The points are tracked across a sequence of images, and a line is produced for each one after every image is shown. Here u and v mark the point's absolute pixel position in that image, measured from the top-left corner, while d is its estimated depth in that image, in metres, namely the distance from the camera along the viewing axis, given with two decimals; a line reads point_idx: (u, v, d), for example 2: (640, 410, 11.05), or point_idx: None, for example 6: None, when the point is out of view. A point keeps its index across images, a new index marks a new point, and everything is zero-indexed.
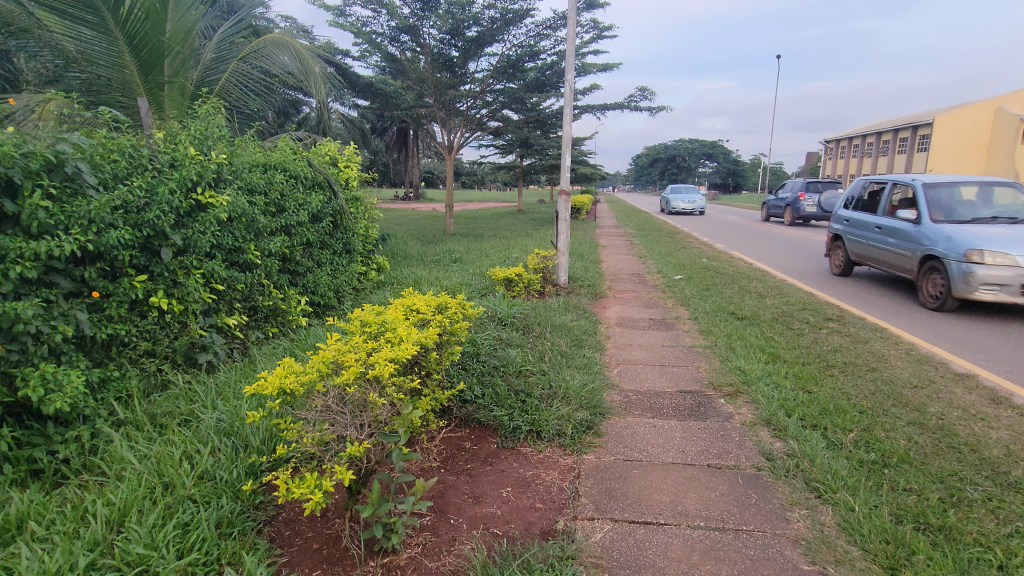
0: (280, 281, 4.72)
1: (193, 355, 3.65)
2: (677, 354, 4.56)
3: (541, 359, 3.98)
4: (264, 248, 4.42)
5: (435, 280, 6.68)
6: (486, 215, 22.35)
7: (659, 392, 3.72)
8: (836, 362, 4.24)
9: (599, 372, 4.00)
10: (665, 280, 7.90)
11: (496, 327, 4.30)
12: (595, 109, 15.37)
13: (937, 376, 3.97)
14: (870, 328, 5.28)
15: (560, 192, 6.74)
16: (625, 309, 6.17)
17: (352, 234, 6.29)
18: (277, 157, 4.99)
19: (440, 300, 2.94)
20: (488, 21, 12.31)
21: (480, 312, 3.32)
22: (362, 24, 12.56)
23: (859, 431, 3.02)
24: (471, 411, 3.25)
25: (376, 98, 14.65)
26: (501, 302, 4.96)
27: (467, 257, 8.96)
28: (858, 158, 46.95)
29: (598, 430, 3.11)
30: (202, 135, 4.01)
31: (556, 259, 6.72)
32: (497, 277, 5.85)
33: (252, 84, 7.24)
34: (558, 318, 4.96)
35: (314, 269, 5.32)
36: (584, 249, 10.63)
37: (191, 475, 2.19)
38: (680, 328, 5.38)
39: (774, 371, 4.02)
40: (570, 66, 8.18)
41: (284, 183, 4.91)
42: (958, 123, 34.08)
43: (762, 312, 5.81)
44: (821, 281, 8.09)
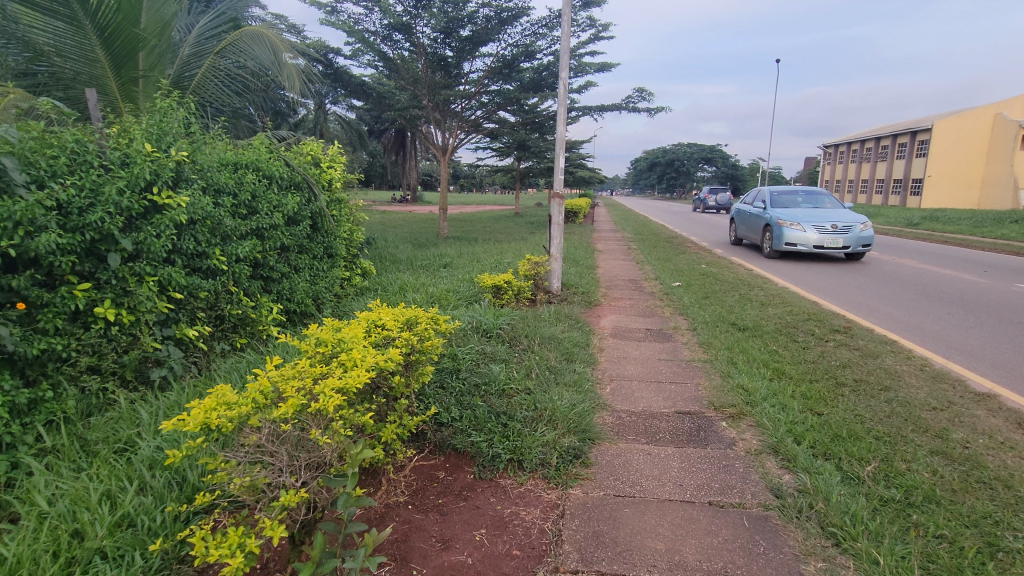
0: (251, 288, 4.40)
1: (145, 371, 3.34)
2: (675, 368, 4.26)
3: (527, 376, 3.67)
4: (230, 253, 4.09)
5: (420, 287, 6.35)
6: (483, 218, 22.11)
7: (655, 413, 3.41)
8: (845, 381, 3.93)
9: (590, 390, 3.69)
10: (663, 287, 7.60)
11: (479, 340, 4.00)
12: (592, 111, 15.09)
13: (956, 397, 3.68)
14: (879, 341, 4.98)
15: (554, 195, 6.43)
16: (621, 318, 5.88)
17: (335, 238, 6.00)
18: (249, 156, 4.65)
19: (411, 313, 2.64)
20: (483, 20, 12.02)
21: (457, 327, 3.00)
22: (355, 22, 12.22)
23: (877, 463, 2.71)
24: (447, 436, 2.92)
25: (369, 98, 14.35)
26: (487, 312, 4.66)
27: (459, 261, 8.69)
28: (856, 164, 46.94)
29: (587, 460, 2.80)
30: (160, 131, 3.69)
31: (548, 265, 6.41)
32: (485, 285, 5.52)
33: (229, 80, 6.83)
34: (548, 328, 4.65)
35: (290, 275, 5.01)
36: (580, 254, 10.30)
37: (106, 521, 1.89)
38: (678, 339, 5.07)
39: (780, 389, 3.72)
40: (566, 63, 7.84)
41: (255, 182, 4.56)
42: (957, 129, 33.96)
43: (764, 322, 5.52)
44: (825, 289, 7.80)
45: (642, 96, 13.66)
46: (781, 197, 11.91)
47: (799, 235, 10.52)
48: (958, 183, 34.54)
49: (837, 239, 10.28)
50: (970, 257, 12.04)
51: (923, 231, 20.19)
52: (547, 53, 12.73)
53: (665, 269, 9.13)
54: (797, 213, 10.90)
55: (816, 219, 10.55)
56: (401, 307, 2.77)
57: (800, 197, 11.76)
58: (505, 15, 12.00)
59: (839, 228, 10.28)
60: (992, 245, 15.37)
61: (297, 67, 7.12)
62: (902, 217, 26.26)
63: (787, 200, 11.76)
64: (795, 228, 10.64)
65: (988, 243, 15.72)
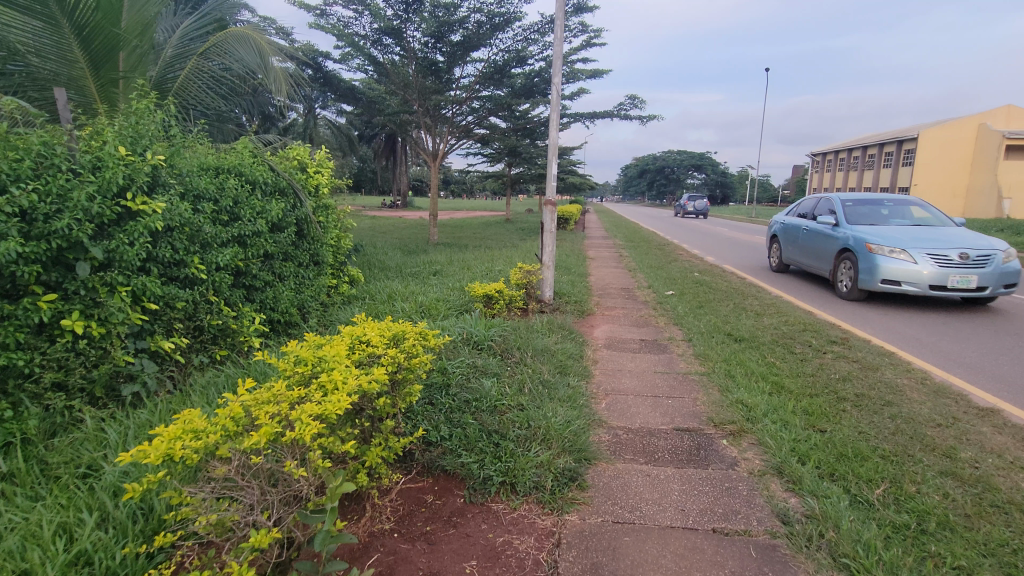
0: (232, 297, 4.22)
1: (116, 386, 3.15)
2: (671, 382, 4.14)
3: (519, 391, 3.53)
4: (210, 261, 3.91)
5: (409, 295, 6.19)
6: (474, 224, 21.99)
7: (653, 430, 3.28)
8: (846, 395, 3.83)
9: (585, 405, 3.55)
10: (656, 296, 7.50)
11: (470, 353, 3.86)
12: (584, 117, 15.04)
13: (960, 412, 3.59)
14: (877, 352, 4.91)
15: (546, 202, 6.31)
16: (614, 328, 5.76)
17: (322, 244, 5.83)
18: (231, 160, 4.48)
19: (398, 329, 2.48)
20: (474, 25, 11.92)
21: (446, 342, 2.85)
22: (344, 26, 12.07)
23: (887, 485, 2.59)
24: (436, 457, 2.77)
25: (359, 102, 14.19)
26: (477, 323, 4.52)
27: (449, 269, 8.54)
28: (843, 172, 47.41)
29: (583, 482, 2.65)
30: (135, 134, 3.52)
31: (540, 273, 6.28)
32: (476, 294, 5.37)
33: (213, 82, 6.62)
34: (541, 340, 4.51)
35: (274, 284, 4.84)
36: (571, 262, 10.20)
37: (61, 559, 1.71)
38: (674, 351, 4.95)
39: (781, 405, 3.61)
40: (559, 69, 7.74)
41: (238, 188, 4.40)
42: (941, 138, 34.41)
43: (760, 333, 5.42)
44: (818, 298, 7.75)
45: (634, 102, 13.62)
46: (859, 209, 8.24)
47: (904, 268, 6.73)
48: (945, 191, 34.95)
49: (968, 277, 6.56)
50: None
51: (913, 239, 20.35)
52: (538, 59, 12.66)
53: (657, 277, 9.05)
54: (903, 235, 7.00)
55: (932, 244, 6.76)
56: (387, 322, 2.62)
57: (884, 212, 8.12)
58: (497, 21, 11.92)
59: (972, 260, 6.52)
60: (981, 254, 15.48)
61: (284, 70, 6.93)
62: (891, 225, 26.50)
63: (871, 215, 8.01)
64: (901, 258, 6.78)
65: None
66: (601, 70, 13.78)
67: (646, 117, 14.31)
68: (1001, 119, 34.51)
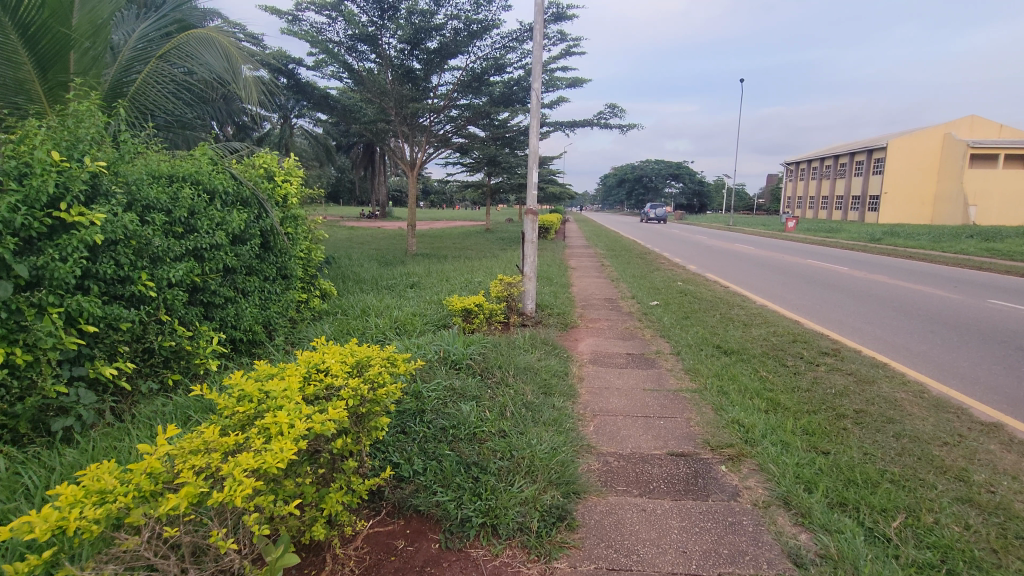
0: (188, 316, 3.87)
1: (46, 420, 2.79)
2: (661, 400, 3.90)
3: (501, 415, 3.25)
4: (160, 277, 3.57)
5: (383, 310, 5.88)
6: (454, 234, 21.67)
7: (646, 455, 3.04)
8: (846, 412, 3.63)
9: (572, 429, 3.29)
10: (641, 306, 7.30)
11: (448, 374, 3.57)
12: (563, 126, 14.91)
13: (965, 429, 3.41)
14: (871, 364, 4.75)
15: (527, 211, 6.07)
16: (599, 341, 5.52)
17: (290, 257, 5.50)
18: (186, 168, 4.14)
19: (362, 355, 2.18)
20: (452, 32, 11.71)
21: (418, 367, 2.56)
22: (318, 32, 11.75)
23: (903, 517, 2.38)
24: (408, 495, 2.47)
25: (334, 111, 13.85)
26: (456, 340, 4.23)
27: (427, 281, 8.23)
28: (817, 182, 48.25)
29: (573, 522, 2.38)
30: (73, 139, 3.19)
31: (521, 285, 6.02)
32: (454, 308, 5.07)
33: (175, 86, 6.12)
34: (524, 357, 4.24)
35: (235, 301, 4.50)
36: (553, 272, 9.98)
37: None
38: (663, 366, 4.72)
39: (779, 424, 3.39)
40: (538, 75, 7.53)
41: (194, 197, 4.06)
42: (911, 148, 35.19)
43: (750, 346, 5.23)
44: (804, 306, 7.63)
45: (614, 111, 13.53)
46: None
47: None
48: (914, 200, 35.79)
49: None
50: (938, 272, 12.14)
51: (885, 246, 20.67)
52: (517, 67, 12.48)
53: (641, 287, 8.87)
54: None
55: None
56: (351, 346, 2.32)
57: None
58: (474, 28, 11.73)
59: None
60: (953, 260, 15.71)
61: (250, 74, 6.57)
62: (865, 232, 26.99)
63: None
64: None
65: (951, 259, 15.99)
66: (580, 78, 13.67)
67: (626, 126, 14.22)
68: (964, 128, 35.55)
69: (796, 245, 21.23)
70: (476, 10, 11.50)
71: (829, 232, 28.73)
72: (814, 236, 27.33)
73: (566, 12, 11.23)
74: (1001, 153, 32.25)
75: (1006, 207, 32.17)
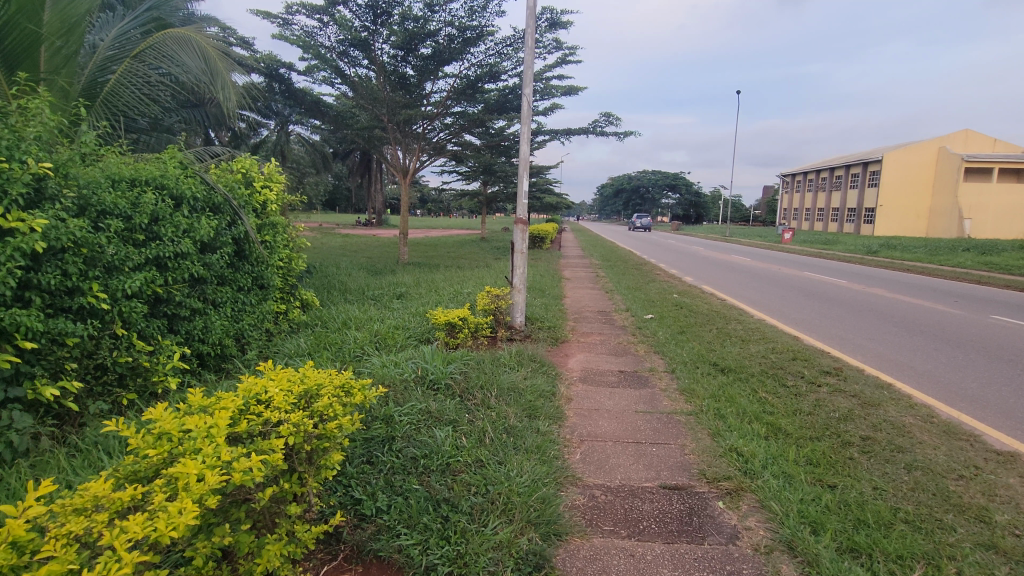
0: (147, 330, 3.62)
1: None
2: (655, 423, 3.64)
3: (480, 442, 2.99)
4: (115, 288, 3.33)
5: (365, 322, 5.62)
6: (448, 243, 21.43)
7: (636, 488, 2.78)
8: (852, 439, 3.38)
9: (556, 458, 3.03)
10: (635, 320, 7.06)
11: (424, 396, 3.31)
12: (559, 134, 14.74)
13: (980, 459, 3.18)
14: (874, 385, 4.51)
15: (516, 220, 5.82)
16: (591, 358, 5.27)
17: (267, 267, 5.24)
18: (150, 172, 3.91)
19: (312, 382, 1.95)
20: (446, 39, 11.54)
21: (380, 393, 2.30)
22: (309, 36, 11.55)
23: (922, 567, 2.13)
24: (368, 537, 2.21)
25: (325, 116, 13.61)
26: (436, 357, 3.96)
27: (414, 292, 7.97)
28: (812, 194, 48.37)
29: (552, 571, 2.12)
30: (16, 138, 2.96)
31: (510, 297, 5.77)
32: (438, 322, 4.80)
33: (152, 88, 5.81)
34: (508, 376, 3.97)
35: (204, 313, 4.25)
36: (546, 283, 9.74)
37: None
38: (656, 385, 4.47)
39: (781, 453, 3.14)
40: (529, 81, 7.32)
41: (158, 202, 3.83)
42: (906, 161, 35.24)
43: (748, 365, 4.99)
44: (803, 321, 7.40)
45: (610, 120, 13.35)
46: None
47: None
48: (909, 212, 35.86)
49: None
50: (937, 286, 11.97)
51: (882, 258, 20.55)
52: (512, 75, 12.31)
53: (636, 299, 8.64)
54: None
55: None
56: (304, 371, 2.08)
57: None
58: (469, 34, 11.56)
59: None
60: (952, 273, 15.55)
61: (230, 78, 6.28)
62: (862, 245, 26.85)
63: None
64: None
65: (949, 272, 15.84)
66: (576, 86, 13.51)
67: (621, 136, 14.04)
68: (959, 142, 35.67)
69: (792, 257, 21.08)
70: (471, 16, 11.33)
71: (825, 244, 28.61)
72: (811, 248, 27.20)
73: (562, 19, 11.07)
74: (996, 167, 32.31)
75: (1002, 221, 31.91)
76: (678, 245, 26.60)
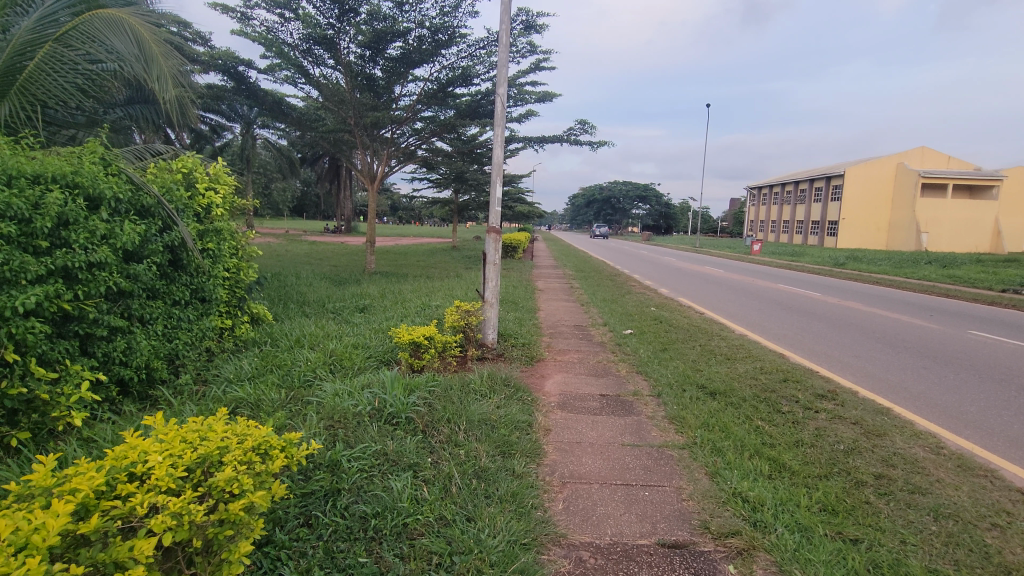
0: (50, 354, 3.06)
1: None
2: (645, 460, 3.22)
3: (446, 491, 2.51)
4: (5, 305, 2.76)
5: (323, 340, 5.09)
6: (419, 252, 20.86)
7: (631, 547, 2.35)
8: (865, 478, 3.02)
9: (537, 508, 2.58)
10: (614, 336, 6.68)
11: (380, 435, 2.81)
12: (532, 142, 14.41)
13: (1006, 500, 2.85)
14: (873, 410, 4.21)
15: (488, 229, 5.37)
16: (569, 379, 4.84)
17: (209, 279, 4.67)
18: (61, 167, 3.37)
19: (211, 444, 1.56)
20: (416, 40, 11.11)
21: (309, 450, 1.90)
22: (270, 32, 10.95)
23: None
24: None
25: (288, 118, 12.95)
26: (397, 383, 3.46)
27: (378, 304, 7.43)
28: (778, 207, 49.36)
29: None
30: None
31: (482, 313, 5.31)
32: (401, 342, 4.30)
33: (81, 78, 5.20)
34: (480, 404, 3.50)
35: (128, 332, 3.69)
36: (519, 295, 9.30)
37: None
38: (643, 412, 4.06)
39: (791, 497, 2.76)
40: (502, 83, 6.92)
41: (68, 203, 3.28)
42: (868, 176, 36.21)
43: (738, 388, 4.63)
44: (785, 336, 7.15)
45: (585, 127, 13.03)
46: None
47: None
48: (870, 225, 36.84)
49: None
50: (909, 299, 11.98)
51: (849, 271, 20.72)
52: (485, 79, 11.93)
53: (613, 313, 8.27)
54: None
55: None
56: (209, 427, 1.69)
57: None
58: (440, 36, 11.15)
59: None
60: (918, 287, 15.69)
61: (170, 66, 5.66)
62: (828, 257, 27.28)
63: None
64: None
65: (917, 285, 16.02)
66: (550, 93, 13.19)
67: (596, 144, 13.77)
68: (916, 159, 36.84)
69: (762, 269, 21.15)
70: (442, 17, 10.92)
71: (792, 256, 28.97)
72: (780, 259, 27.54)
73: (537, 22, 10.73)
74: (950, 184, 33.43)
75: (957, 234, 32.85)
76: (650, 256, 26.58)
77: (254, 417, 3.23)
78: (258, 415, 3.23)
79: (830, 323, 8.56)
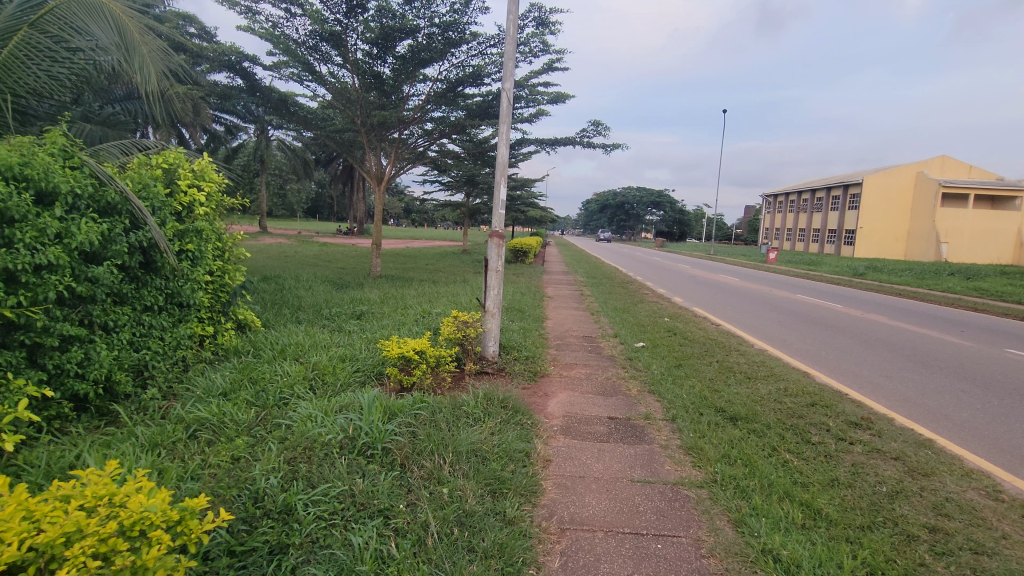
0: None
1: None
2: (658, 502, 2.80)
3: (419, 545, 2.12)
4: None
5: (311, 350, 4.73)
6: (429, 255, 20.58)
7: None
8: (917, 531, 2.57)
9: (528, 564, 2.17)
10: (625, 349, 6.25)
11: (349, 472, 2.42)
12: (544, 144, 14.02)
13: None
14: (915, 443, 3.75)
15: (491, 234, 4.98)
16: (575, 399, 4.42)
17: (186, 283, 4.33)
18: (5, 157, 3.03)
19: (64, 529, 1.25)
20: (425, 37, 10.79)
21: (220, 520, 1.58)
22: (275, 27, 10.68)
23: None
24: None
25: (293, 116, 12.66)
26: (379, 405, 3.07)
27: (377, 311, 7.08)
28: (794, 215, 48.57)
29: None
30: None
31: (482, 324, 4.92)
32: (390, 355, 3.92)
33: (59, 68, 4.90)
34: (471, 431, 3.11)
35: (85, 342, 3.37)
36: (526, 303, 8.91)
37: None
38: (656, 440, 3.64)
39: (829, 556, 2.32)
40: (509, 80, 6.55)
41: (12, 197, 2.97)
42: (886, 184, 35.45)
43: (762, 413, 4.18)
44: (808, 352, 6.68)
45: (598, 129, 12.61)
46: None
47: None
48: (888, 235, 36.01)
49: None
50: (936, 313, 11.39)
51: (869, 281, 20.05)
52: (496, 78, 11.57)
53: (625, 323, 7.85)
54: None
55: None
56: (78, 501, 1.39)
57: None
58: (450, 34, 10.83)
59: None
60: (944, 299, 15.01)
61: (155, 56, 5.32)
62: (846, 266, 26.55)
63: None
64: None
65: (943, 297, 15.36)
66: (563, 94, 12.80)
67: (609, 147, 13.34)
68: (937, 168, 35.94)
69: (779, 278, 20.52)
70: (452, 14, 10.58)
71: (809, 265, 28.36)
72: (796, 268, 26.91)
73: (550, 20, 10.35)
74: (971, 194, 32.49)
75: (978, 245, 31.86)
76: (663, 263, 26.11)
77: (216, 443, 2.86)
78: (220, 440, 2.86)
79: (855, 337, 8.06)
